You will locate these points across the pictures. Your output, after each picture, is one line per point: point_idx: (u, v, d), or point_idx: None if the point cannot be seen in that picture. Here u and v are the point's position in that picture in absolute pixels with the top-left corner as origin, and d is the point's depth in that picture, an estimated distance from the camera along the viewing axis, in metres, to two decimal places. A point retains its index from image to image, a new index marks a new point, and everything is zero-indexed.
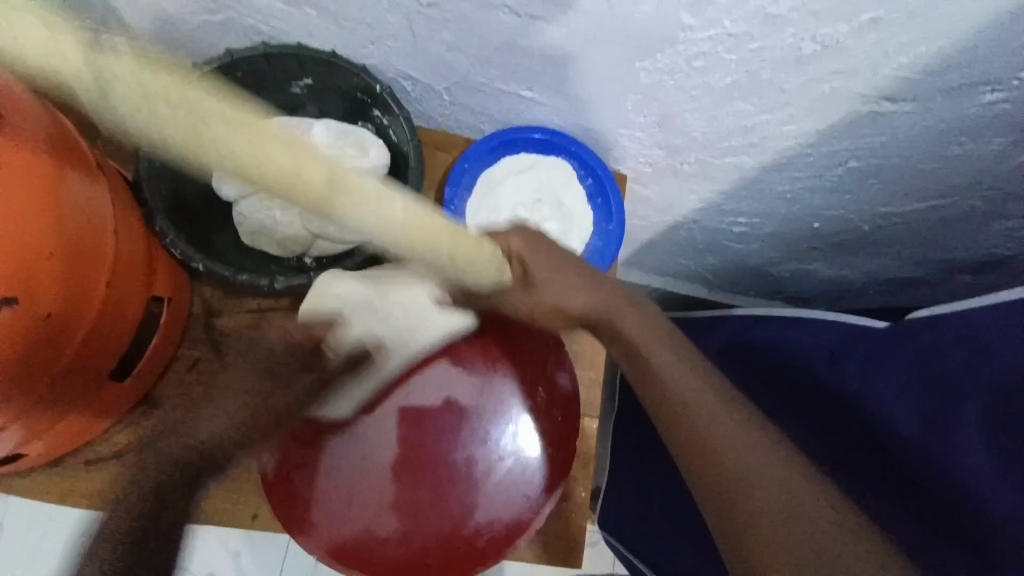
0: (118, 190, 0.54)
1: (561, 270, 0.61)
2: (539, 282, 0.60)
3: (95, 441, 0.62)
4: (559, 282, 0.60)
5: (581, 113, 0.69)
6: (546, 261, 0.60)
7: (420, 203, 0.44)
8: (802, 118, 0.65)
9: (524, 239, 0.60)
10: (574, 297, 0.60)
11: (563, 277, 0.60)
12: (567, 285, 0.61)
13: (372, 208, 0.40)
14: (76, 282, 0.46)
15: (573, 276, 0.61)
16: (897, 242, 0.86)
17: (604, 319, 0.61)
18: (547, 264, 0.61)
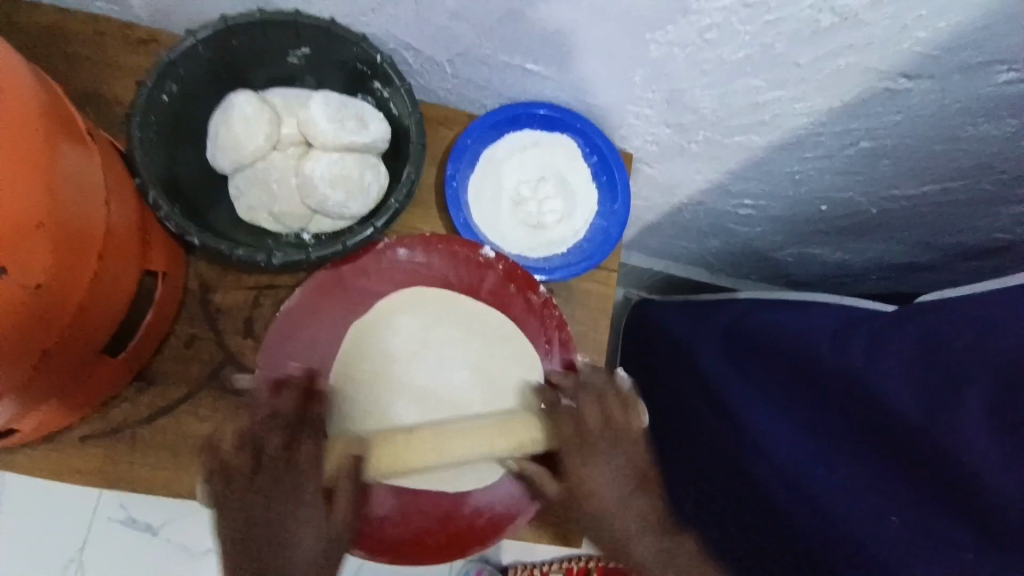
0: (111, 161, 0.53)
1: (609, 477, 0.59)
2: (581, 496, 0.59)
3: (89, 417, 0.60)
4: (610, 494, 0.59)
5: (586, 87, 0.67)
6: (596, 453, 0.60)
7: (465, 430, 0.61)
8: (815, 95, 0.63)
9: (594, 422, 0.61)
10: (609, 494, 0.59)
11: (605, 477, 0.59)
12: (614, 487, 0.59)
13: (440, 453, 0.59)
14: (67, 255, 0.44)
15: (619, 491, 0.59)
16: (904, 226, 0.85)
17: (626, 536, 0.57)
18: (601, 475, 0.59)
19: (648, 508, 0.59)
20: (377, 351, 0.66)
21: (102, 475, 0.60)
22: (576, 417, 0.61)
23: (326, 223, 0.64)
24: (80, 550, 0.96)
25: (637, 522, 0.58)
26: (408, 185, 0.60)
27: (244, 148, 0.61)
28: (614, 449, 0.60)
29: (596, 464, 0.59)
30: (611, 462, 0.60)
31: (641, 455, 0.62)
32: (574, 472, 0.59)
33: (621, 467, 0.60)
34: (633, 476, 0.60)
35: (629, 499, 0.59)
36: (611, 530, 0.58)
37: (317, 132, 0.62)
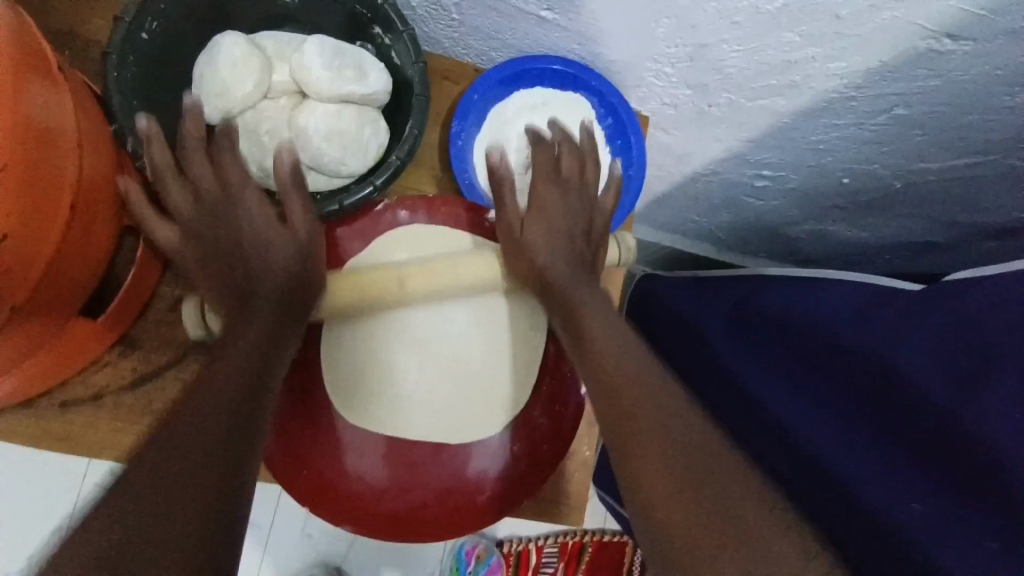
0: (85, 104, 0.48)
1: (559, 216, 0.59)
2: (527, 237, 0.58)
3: (69, 382, 0.57)
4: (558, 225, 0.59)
5: (605, 41, 0.62)
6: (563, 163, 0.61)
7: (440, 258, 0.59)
8: (852, 54, 0.59)
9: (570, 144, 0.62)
10: (558, 245, 0.58)
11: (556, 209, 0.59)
12: (558, 237, 0.58)
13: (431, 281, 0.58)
14: (33, 206, 0.40)
15: (569, 244, 0.59)
16: (926, 201, 0.81)
17: (569, 294, 0.56)
18: (555, 201, 0.60)
19: (588, 261, 0.60)
20: (381, 292, 0.57)
21: (87, 442, 0.57)
22: (549, 158, 0.62)
23: (321, 181, 0.59)
24: (68, 517, 0.94)
25: (581, 268, 0.58)
26: (412, 140, 0.56)
27: (231, 95, 0.56)
28: (579, 201, 0.61)
29: (555, 186, 0.60)
30: (566, 211, 0.60)
31: (600, 241, 0.61)
32: (534, 189, 0.60)
33: (579, 225, 0.60)
34: (587, 256, 0.59)
35: (575, 255, 0.59)
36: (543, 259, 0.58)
37: (311, 81, 0.57)
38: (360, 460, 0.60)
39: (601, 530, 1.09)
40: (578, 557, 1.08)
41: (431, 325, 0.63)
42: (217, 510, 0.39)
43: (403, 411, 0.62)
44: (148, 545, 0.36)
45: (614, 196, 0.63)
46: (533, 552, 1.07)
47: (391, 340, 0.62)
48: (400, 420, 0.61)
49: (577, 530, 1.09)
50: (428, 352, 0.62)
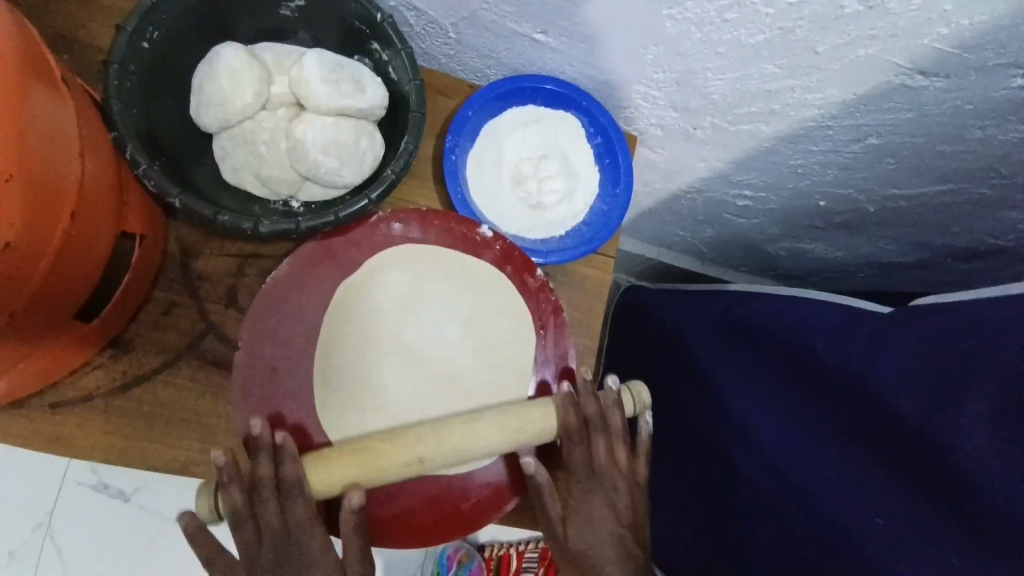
0: (86, 113, 0.49)
1: (601, 516, 0.54)
2: (572, 530, 0.54)
3: (59, 383, 0.57)
4: (597, 510, 0.54)
5: (596, 63, 0.65)
6: (606, 478, 0.56)
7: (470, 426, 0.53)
8: (830, 86, 0.62)
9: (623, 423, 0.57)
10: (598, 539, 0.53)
11: (589, 513, 0.54)
12: (601, 530, 0.54)
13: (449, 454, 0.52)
14: (39, 214, 0.41)
15: (616, 549, 0.53)
16: (899, 224, 0.85)
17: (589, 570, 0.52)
18: (597, 504, 0.55)
19: (632, 520, 0.55)
20: (363, 320, 0.62)
21: (74, 443, 0.57)
22: (586, 450, 0.56)
23: (318, 191, 0.60)
24: (49, 515, 0.94)
25: (630, 574, 0.52)
26: (407, 154, 0.58)
27: (230, 106, 0.57)
28: (613, 490, 0.55)
29: (593, 488, 0.55)
30: (610, 507, 0.55)
31: (640, 486, 0.57)
32: (569, 522, 0.54)
33: (619, 510, 0.55)
34: (630, 527, 0.54)
35: (622, 538, 0.54)
36: (591, 567, 0.52)
37: (310, 93, 0.58)
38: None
39: None
40: None
41: (433, 369, 0.63)
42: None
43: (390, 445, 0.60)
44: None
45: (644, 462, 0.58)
46: (514, 556, 1.07)
47: (379, 376, 0.62)
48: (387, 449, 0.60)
49: None
50: (423, 378, 0.62)
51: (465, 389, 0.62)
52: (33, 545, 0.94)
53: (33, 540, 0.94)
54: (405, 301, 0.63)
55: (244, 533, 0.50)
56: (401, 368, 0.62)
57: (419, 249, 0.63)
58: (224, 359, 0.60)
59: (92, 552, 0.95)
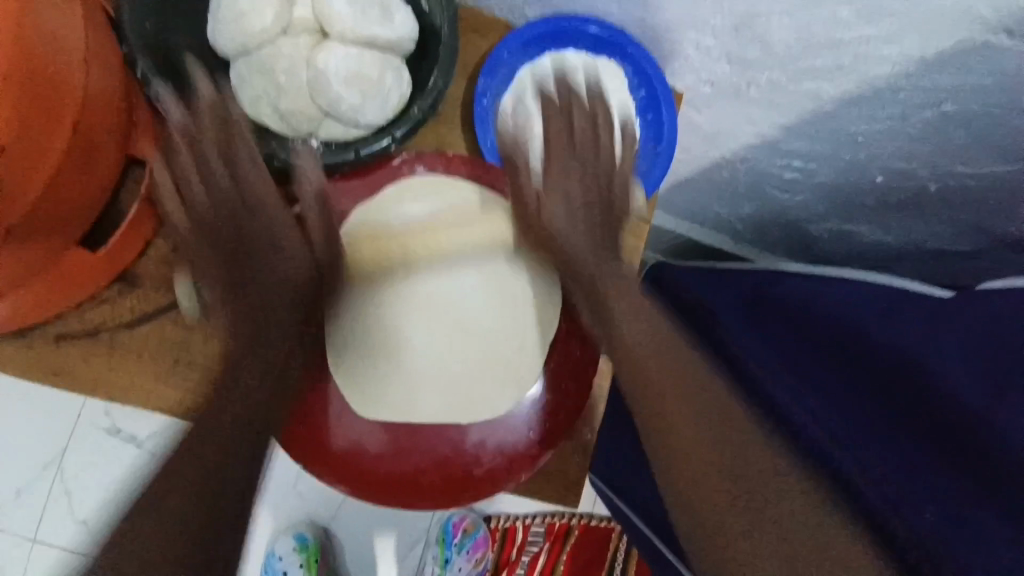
0: (97, 23, 0.46)
1: (575, 194, 0.59)
2: (545, 205, 0.59)
3: (65, 315, 0.55)
4: (565, 214, 0.58)
5: (648, 4, 0.59)
6: (568, 167, 0.59)
7: (459, 261, 0.61)
8: (908, 39, 0.55)
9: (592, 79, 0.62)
10: (569, 223, 0.58)
11: (563, 200, 0.59)
12: (571, 207, 0.59)
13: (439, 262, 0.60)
14: (36, 120, 0.38)
15: (588, 235, 0.59)
16: (959, 207, 0.77)
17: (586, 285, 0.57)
18: (568, 149, 0.59)
19: (605, 202, 0.60)
20: (386, 256, 0.60)
21: (79, 377, 0.56)
22: (567, 120, 0.60)
23: (338, 129, 0.56)
24: (63, 452, 0.95)
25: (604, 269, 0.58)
26: (435, 93, 0.54)
27: (249, 29, 0.53)
28: (596, 173, 0.60)
29: (573, 158, 0.59)
30: (585, 172, 0.60)
31: (623, 172, 0.61)
32: (547, 123, 0.60)
33: (593, 180, 0.60)
34: (603, 215, 0.60)
35: (592, 237, 0.59)
36: (563, 243, 0.58)
37: (335, 20, 0.54)
38: (363, 423, 0.59)
39: (589, 515, 1.08)
40: (564, 537, 1.07)
41: (444, 295, 0.60)
42: (195, 541, 0.44)
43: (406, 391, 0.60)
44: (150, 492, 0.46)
45: (630, 157, 0.62)
46: (519, 529, 1.08)
47: (395, 313, 0.60)
48: (405, 406, 0.60)
49: (566, 512, 1.08)
50: (424, 320, 0.60)
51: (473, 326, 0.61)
52: (45, 482, 0.95)
53: (45, 477, 0.95)
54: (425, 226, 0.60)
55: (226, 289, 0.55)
56: (415, 309, 0.60)
57: (445, 182, 0.60)
58: None
59: (101, 494, 0.96)
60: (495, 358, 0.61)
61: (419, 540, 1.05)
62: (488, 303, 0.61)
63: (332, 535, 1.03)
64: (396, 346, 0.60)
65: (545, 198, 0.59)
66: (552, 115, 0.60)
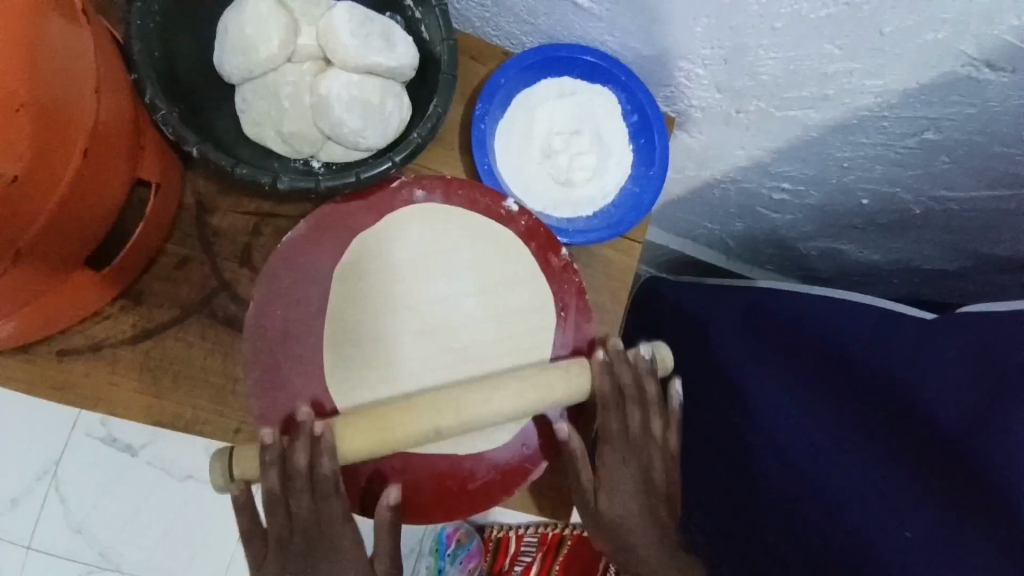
0: (107, 51, 0.47)
1: (629, 481, 0.55)
2: (599, 493, 0.55)
3: (69, 331, 0.56)
4: (620, 496, 0.55)
5: (641, 33, 0.61)
6: (620, 472, 0.55)
7: (462, 300, 0.61)
8: (890, 72, 0.57)
9: (647, 394, 0.56)
10: (623, 483, 0.55)
11: (618, 479, 0.55)
12: (621, 482, 0.55)
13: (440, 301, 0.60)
14: (48, 150, 0.40)
15: (642, 506, 0.55)
16: (942, 229, 0.79)
17: (605, 522, 0.54)
18: (626, 470, 0.55)
19: (660, 486, 0.56)
20: (387, 274, 0.59)
21: (80, 392, 0.56)
22: (621, 421, 0.56)
23: (339, 152, 0.58)
24: (58, 462, 0.95)
25: (654, 539, 0.54)
26: (434, 119, 0.55)
27: (254, 55, 0.55)
28: (647, 458, 0.56)
29: (622, 453, 0.55)
30: (630, 472, 0.55)
31: (672, 462, 0.57)
32: (600, 457, 0.56)
33: (648, 478, 0.56)
34: (659, 500, 0.55)
35: (649, 509, 0.55)
36: (621, 534, 0.54)
37: (338, 47, 0.56)
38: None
39: None
40: (556, 548, 1.05)
41: (446, 333, 0.60)
42: None
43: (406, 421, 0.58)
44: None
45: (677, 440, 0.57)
46: (513, 539, 1.08)
47: (390, 326, 0.59)
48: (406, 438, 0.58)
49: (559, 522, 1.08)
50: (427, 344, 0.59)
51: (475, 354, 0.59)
52: (39, 492, 0.95)
53: (39, 487, 0.95)
54: (423, 275, 0.60)
55: (278, 517, 0.51)
56: (415, 327, 0.59)
57: (437, 207, 0.61)
58: (234, 319, 0.58)
59: (94, 505, 0.96)
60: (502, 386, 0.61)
61: (414, 551, 1.07)
62: (495, 334, 0.60)
63: None
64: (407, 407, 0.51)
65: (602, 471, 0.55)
66: (609, 437, 0.56)
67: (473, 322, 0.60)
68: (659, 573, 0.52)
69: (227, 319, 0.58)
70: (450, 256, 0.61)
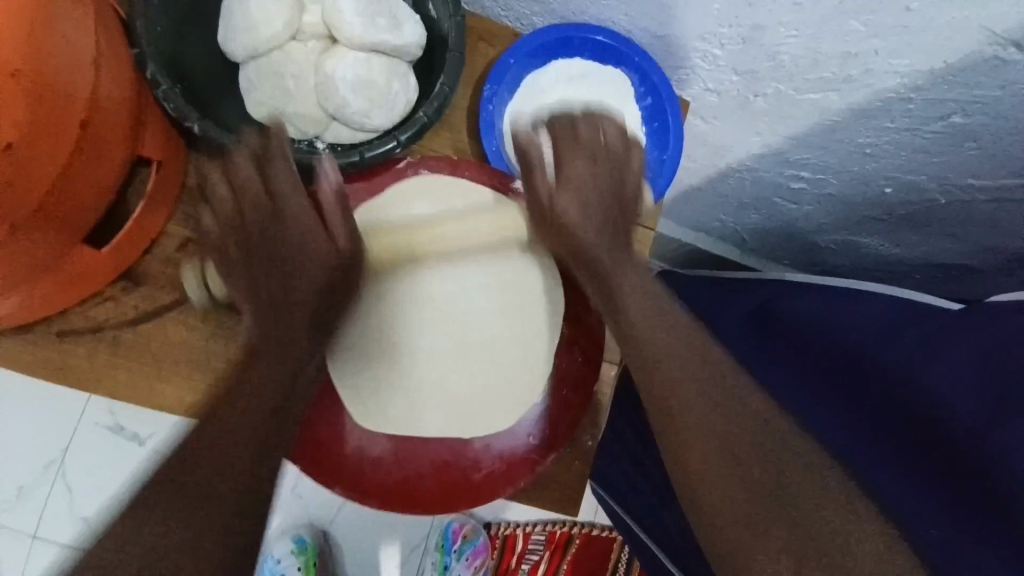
0: (109, 23, 0.46)
1: (582, 205, 0.53)
2: (556, 200, 0.53)
3: (71, 312, 0.56)
4: (576, 223, 0.52)
5: (655, 14, 0.59)
6: (567, 146, 0.53)
7: (459, 268, 0.61)
8: (917, 51, 0.55)
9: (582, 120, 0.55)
10: (576, 167, 0.52)
11: (575, 173, 0.52)
12: (580, 183, 0.52)
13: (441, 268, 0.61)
14: (47, 121, 0.39)
15: (601, 220, 0.53)
16: (967, 221, 0.76)
17: (583, 256, 0.53)
18: (580, 164, 0.53)
19: (618, 220, 0.54)
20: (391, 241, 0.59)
21: (80, 375, 0.56)
22: (571, 134, 0.54)
23: (345, 133, 0.57)
24: (66, 450, 0.96)
25: (616, 240, 0.54)
26: (441, 98, 0.54)
27: (258, 33, 0.54)
28: (602, 152, 0.54)
29: (581, 159, 0.53)
30: (591, 173, 0.53)
31: (632, 176, 0.55)
32: (558, 152, 0.53)
33: (607, 147, 0.54)
34: (613, 209, 0.54)
35: (601, 228, 0.53)
36: (604, 286, 0.53)
37: (343, 26, 0.55)
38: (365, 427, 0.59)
39: (591, 524, 1.08)
40: (564, 546, 1.07)
41: (447, 300, 0.61)
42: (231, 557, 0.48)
43: (412, 409, 0.60)
44: (170, 540, 0.48)
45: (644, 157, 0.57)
46: (519, 536, 1.07)
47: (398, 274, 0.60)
48: (410, 415, 0.60)
49: (567, 520, 1.07)
50: (435, 328, 0.61)
51: (472, 321, 0.62)
52: (46, 480, 0.95)
53: (47, 475, 0.95)
54: (426, 248, 0.60)
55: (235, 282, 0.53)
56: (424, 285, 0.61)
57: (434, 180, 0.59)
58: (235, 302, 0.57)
59: (101, 494, 0.96)
60: (501, 356, 0.62)
61: (418, 547, 1.04)
62: (492, 305, 0.62)
63: (331, 538, 1.02)
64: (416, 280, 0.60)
65: (551, 197, 0.53)
66: (559, 136, 0.54)
67: (471, 294, 0.62)
68: (621, 275, 0.53)
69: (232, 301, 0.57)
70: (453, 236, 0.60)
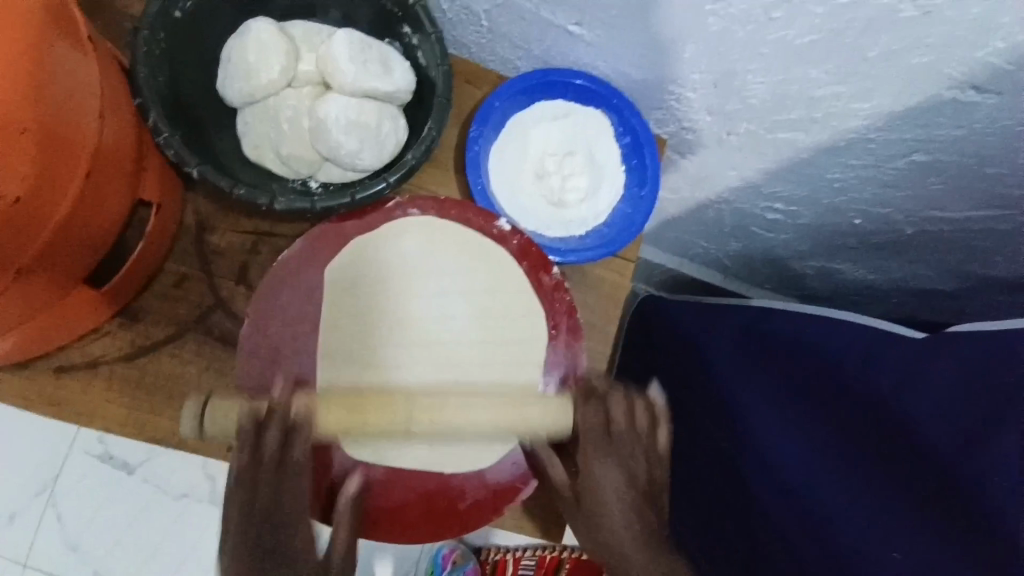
0: (109, 72, 0.48)
1: (614, 484, 0.49)
2: (586, 496, 0.49)
3: (68, 348, 0.57)
4: (609, 476, 0.49)
5: (630, 59, 0.63)
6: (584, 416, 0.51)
7: (448, 315, 0.61)
8: (877, 95, 0.58)
9: (603, 411, 0.51)
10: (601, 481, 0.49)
11: (606, 474, 0.49)
12: (610, 475, 0.49)
13: (430, 317, 0.61)
14: (47, 171, 0.41)
15: (630, 501, 0.48)
16: (936, 250, 0.79)
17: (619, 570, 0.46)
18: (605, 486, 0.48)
19: (645, 479, 0.50)
20: (382, 285, 0.60)
21: (76, 409, 0.57)
22: (599, 410, 0.51)
23: (337, 173, 0.59)
24: (55, 480, 0.96)
25: (647, 507, 0.48)
26: (428, 141, 0.56)
27: (255, 79, 0.57)
28: (630, 456, 0.50)
29: (607, 454, 0.49)
30: (616, 480, 0.49)
31: (662, 465, 0.51)
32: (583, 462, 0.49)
33: (635, 471, 0.49)
34: (648, 502, 0.49)
35: (639, 531, 0.47)
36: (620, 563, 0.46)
37: (336, 73, 0.58)
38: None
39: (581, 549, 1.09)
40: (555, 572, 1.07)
41: (434, 342, 0.60)
42: None
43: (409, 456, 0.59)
44: None
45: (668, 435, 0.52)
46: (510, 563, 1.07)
47: (387, 312, 0.60)
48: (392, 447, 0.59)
49: (557, 546, 1.08)
50: (423, 366, 0.59)
51: (459, 361, 0.60)
52: (35, 510, 0.95)
53: (36, 505, 0.95)
54: (411, 290, 0.61)
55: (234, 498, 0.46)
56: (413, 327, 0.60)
57: (428, 222, 0.62)
58: (229, 335, 0.59)
59: (90, 525, 0.96)
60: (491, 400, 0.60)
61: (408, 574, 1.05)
62: (478, 340, 0.61)
63: None
64: (406, 317, 0.60)
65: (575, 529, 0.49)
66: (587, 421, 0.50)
67: (456, 329, 0.61)
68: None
69: (228, 334, 0.59)
70: (439, 270, 0.62)
